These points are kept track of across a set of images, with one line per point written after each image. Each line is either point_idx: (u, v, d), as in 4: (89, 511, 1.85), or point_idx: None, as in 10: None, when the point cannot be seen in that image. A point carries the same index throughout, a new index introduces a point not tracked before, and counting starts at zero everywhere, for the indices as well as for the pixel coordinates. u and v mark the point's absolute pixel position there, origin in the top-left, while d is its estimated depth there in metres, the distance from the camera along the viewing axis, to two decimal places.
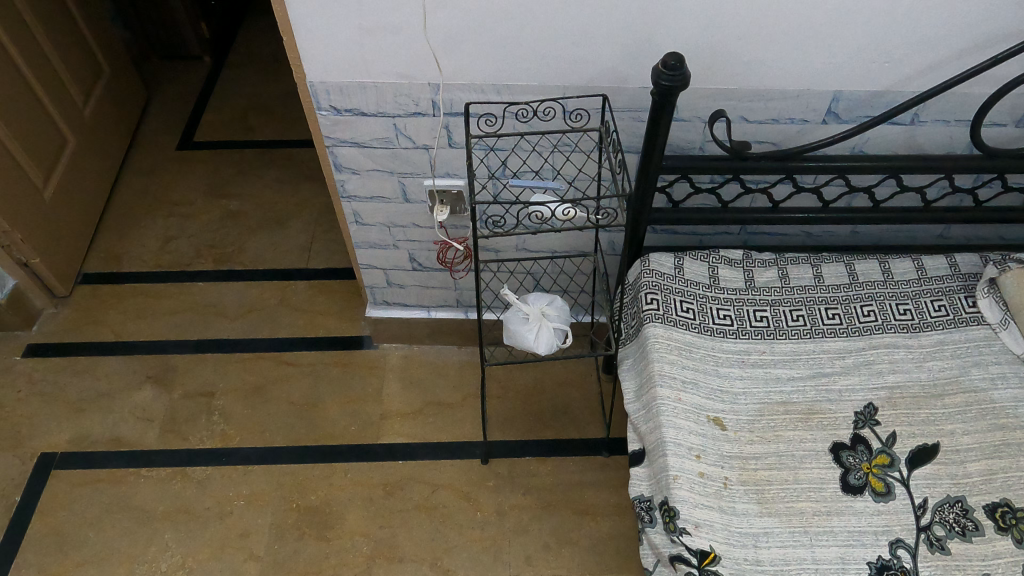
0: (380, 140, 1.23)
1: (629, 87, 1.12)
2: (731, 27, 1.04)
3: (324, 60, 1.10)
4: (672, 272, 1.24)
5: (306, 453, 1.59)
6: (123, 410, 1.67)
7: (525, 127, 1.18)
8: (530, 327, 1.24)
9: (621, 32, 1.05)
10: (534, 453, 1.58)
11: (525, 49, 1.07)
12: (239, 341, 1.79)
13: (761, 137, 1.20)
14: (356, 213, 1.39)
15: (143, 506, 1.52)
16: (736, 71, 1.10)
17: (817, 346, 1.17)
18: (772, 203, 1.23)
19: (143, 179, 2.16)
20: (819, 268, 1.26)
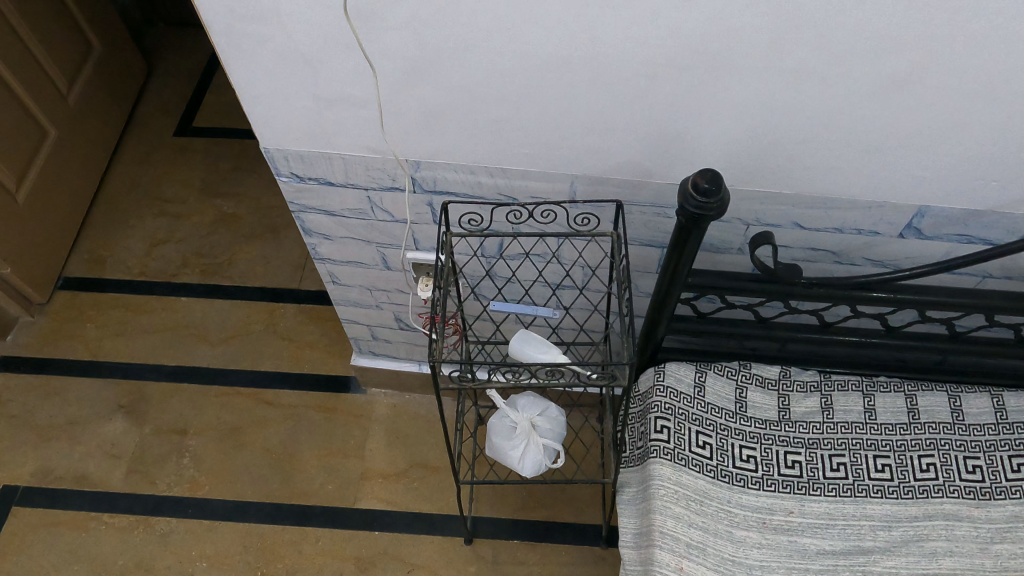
0: (353, 212, 1.03)
1: (654, 182, 0.89)
2: (791, 129, 0.79)
3: (278, 127, 0.89)
4: (691, 391, 1.03)
5: (277, 512, 1.47)
6: (92, 443, 1.57)
7: (517, 229, 0.99)
8: (515, 444, 1.06)
9: (648, 124, 0.81)
10: (523, 536, 1.43)
11: (523, 133, 0.84)
12: (219, 371, 1.66)
13: (816, 246, 0.96)
14: (332, 274, 1.20)
15: (102, 557, 1.42)
16: (793, 175, 0.86)
17: (857, 509, 0.96)
18: (822, 323, 1.00)
19: (136, 171, 2.00)
20: (873, 399, 1.03)
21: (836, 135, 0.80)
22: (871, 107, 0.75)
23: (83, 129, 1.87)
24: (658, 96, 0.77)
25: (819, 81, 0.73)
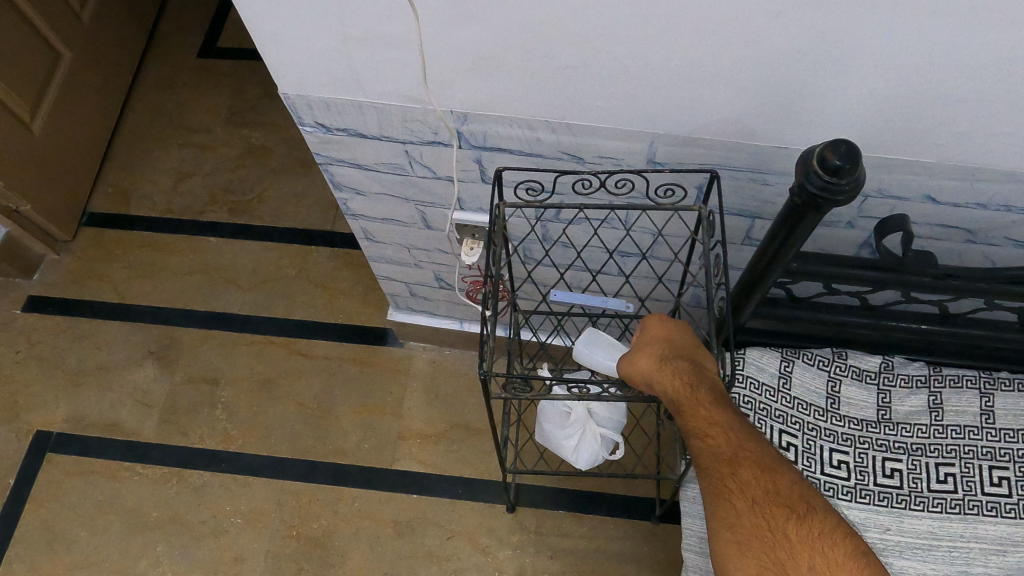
0: (389, 166, 0.88)
1: (756, 144, 0.72)
2: (951, 81, 0.61)
3: (298, 71, 0.74)
4: (775, 383, 0.89)
5: (312, 471, 1.41)
6: (123, 390, 1.51)
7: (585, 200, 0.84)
8: (569, 434, 0.97)
9: (759, 75, 0.64)
10: (569, 507, 1.34)
11: (596, 82, 0.68)
12: (251, 318, 1.57)
13: (946, 223, 0.78)
14: (366, 231, 1.07)
15: (137, 509, 1.39)
16: (939, 140, 0.68)
17: (965, 529, 0.83)
18: (942, 312, 0.84)
19: (158, 97, 1.87)
20: (992, 399, 0.88)
21: (1009, 91, 0.61)
22: None
23: (99, 50, 1.72)
24: (780, 37, 0.59)
25: (1005, 22, 0.55)
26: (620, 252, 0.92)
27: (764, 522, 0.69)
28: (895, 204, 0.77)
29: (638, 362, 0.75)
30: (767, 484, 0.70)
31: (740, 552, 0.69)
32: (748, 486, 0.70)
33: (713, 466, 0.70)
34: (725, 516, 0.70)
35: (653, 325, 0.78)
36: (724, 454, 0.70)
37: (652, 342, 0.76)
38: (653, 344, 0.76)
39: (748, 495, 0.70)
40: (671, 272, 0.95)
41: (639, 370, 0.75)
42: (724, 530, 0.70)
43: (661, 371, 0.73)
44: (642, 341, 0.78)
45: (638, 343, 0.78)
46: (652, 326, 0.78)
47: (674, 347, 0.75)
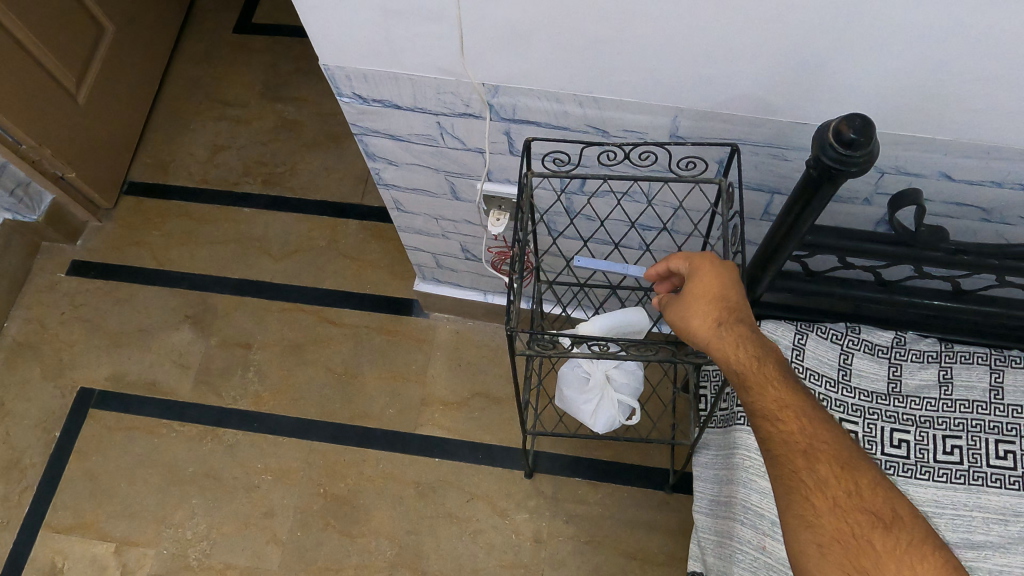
0: (421, 137, 0.92)
1: (775, 120, 0.75)
2: (965, 59, 0.63)
3: (339, 42, 0.78)
4: (788, 354, 0.92)
5: (339, 433, 1.47)
6: (161, 352, 1.58)
7: (609, 172, 0.88)
8: (588, 399, 1.00)
9: (779, 51, 0.66)
10: (585, 475, 1.39)
11: (622, 57, 0.71)
12: (282, 286, 1.63)
13: (961, 200, 0.80)
14: (396, 201, 1.11)
15: (174, 463, 1.46)
16: (955, 117, 0.70)
17: (970, 498, 0.86)
18: (955, 288, 0.86)
19: (195, 71, 1.92)
20: (1002, 375, 0.90)
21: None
22: None
23: (140, 23, 1.78)
24: (802, 14, 0.62)
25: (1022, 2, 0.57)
26: (641, 224, 0.96)
27: (842, 521, 0.67)
28: (911, 180, 0.79)
29: (693, 323, 0.69)
30: (847, 483, 0.68)
31: (819, 551, 0.66)
32: (827, 484, 0.68)
33: (791, 459, 0.68)
34: (803, 512, 0.68)
35: (707, 275, 0.69)
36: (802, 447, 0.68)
37: (707, 296, 0.69)
38: (707, 300, 0.69)
39: (829, 494, 0.67)
40: (691, 244, 0.98)
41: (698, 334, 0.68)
42: (803, 528, 0.67)
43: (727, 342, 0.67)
44: (692, 292, 0.69)
45: (691, 297, 0.69)
46: (704, 276, 0.69)
47: (738, 312, 0.68)
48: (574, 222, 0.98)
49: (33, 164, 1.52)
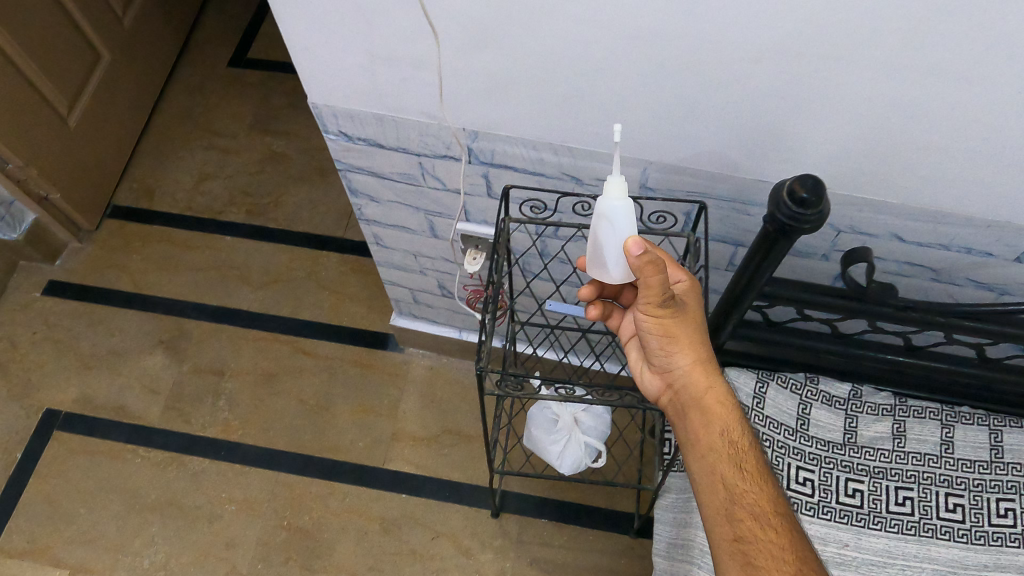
0: (402, 176, 0.95)
1: (737, 176, 0.79)
2: (911, 132, 0.68)
3: (328, 83, 0.81)
4: (749, 401, 0.95)
5: (306, 465, 1.46)
6: (132, 375, 1.58)
7: (585, 221, 0.92)
8: (556, 439, 1.03)
9: (739, 113, 0.71)
10: (551, 517, 1.39)
11: (595, 109, 0.75)
12: (259, 315, 1.64)
13: (911, 261, 0.85)
14: (376, 236, 1.14)
15: (136, 490, 1.44)
16: (903, 183, 0.74)
17: (920, 551, 0.89)
18: (908, 344, 0.90)
19: (188, 101, 1.96)
20: (952, 430, 0.94)
21: (965, 144, 0.68)
22: (1013, 118, 0.63)
23: (136, 52, 1.82)
24: (759, 85, 0.67)
25: (961, 81, 0.61)
26: None
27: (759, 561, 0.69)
28: (866, 240, 0.83)
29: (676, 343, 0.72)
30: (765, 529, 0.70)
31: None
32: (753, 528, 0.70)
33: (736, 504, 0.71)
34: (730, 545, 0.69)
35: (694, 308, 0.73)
36: (768, 516, 0.70)
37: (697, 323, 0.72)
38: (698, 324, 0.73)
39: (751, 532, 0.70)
40: None
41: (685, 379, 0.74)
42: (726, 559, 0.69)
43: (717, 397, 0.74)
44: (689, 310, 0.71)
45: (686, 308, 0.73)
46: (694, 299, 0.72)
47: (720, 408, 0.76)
48: (548, 266, 1.02)
49: (18, 182, 1.53)
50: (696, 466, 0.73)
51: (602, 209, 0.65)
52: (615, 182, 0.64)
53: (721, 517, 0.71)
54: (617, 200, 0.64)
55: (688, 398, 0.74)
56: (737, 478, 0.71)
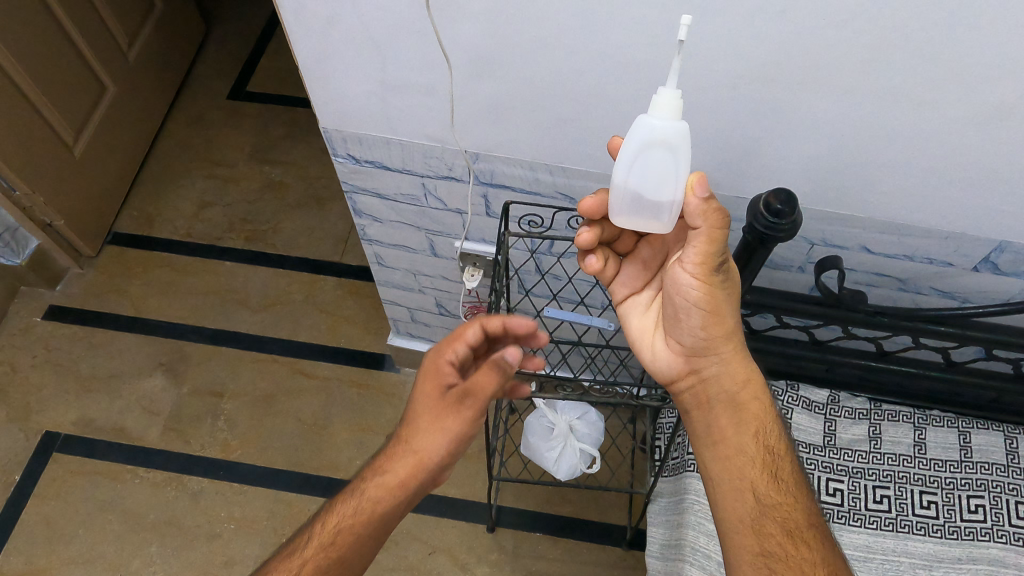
0: (406, 197, 1.02)
1: (718, 193, 0.86)
2: (873, 152, 0.75)
3: (340, 109, 0.88)
4: None
5: (305, 483, 1.49)
6: (131, 397, 1.60)
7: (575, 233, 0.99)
8: (552, 446, 1.08)
9: (720, 136, 0.78)
10: (545, 530, 1.42)
11: (587, 132, 0.81)
12: (257, 337, 1.68)
13: (879, 271, 0.92)
14: (378, 255, 1.19)
15: (135, 510, 1.46)
16: (869, 198, 0.81)
17: (898, 545, 0.94)
18: (880, 349, 0.97)
19: (188, 132, 2.02)
20: (924, 432, 1.00)
21: (922, 161, 0.75)
22: (963, 137, 0.70)
23: (140, 85, 1.89)
24: (736, 111, 0.74)
25: (914, 104, 0.68)
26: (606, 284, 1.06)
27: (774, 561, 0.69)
28: (837, 252, 0.90)
29: (720, 322, 0.69)
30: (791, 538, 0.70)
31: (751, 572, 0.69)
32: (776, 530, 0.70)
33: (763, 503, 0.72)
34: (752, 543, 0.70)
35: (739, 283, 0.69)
36: (800, 530, 0.70)
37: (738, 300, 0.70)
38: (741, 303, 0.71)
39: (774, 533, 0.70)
40: None
41: (720, 378, 0.73)
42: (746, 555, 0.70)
43: (754, 405, 0.75)
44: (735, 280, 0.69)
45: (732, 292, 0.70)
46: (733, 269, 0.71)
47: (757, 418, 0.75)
48: (542, 280, 1.08)
49: (24, 209, 1.57)
50: (722, 469, 0.74)
51: (659, 131, 0.57)
52: (670, 96, 0.56)
53: (745, 523, 0.71)
54: (674, 118, 0.57)
55: (720, 400, 0.74)
56: (768, 487, 0.72)
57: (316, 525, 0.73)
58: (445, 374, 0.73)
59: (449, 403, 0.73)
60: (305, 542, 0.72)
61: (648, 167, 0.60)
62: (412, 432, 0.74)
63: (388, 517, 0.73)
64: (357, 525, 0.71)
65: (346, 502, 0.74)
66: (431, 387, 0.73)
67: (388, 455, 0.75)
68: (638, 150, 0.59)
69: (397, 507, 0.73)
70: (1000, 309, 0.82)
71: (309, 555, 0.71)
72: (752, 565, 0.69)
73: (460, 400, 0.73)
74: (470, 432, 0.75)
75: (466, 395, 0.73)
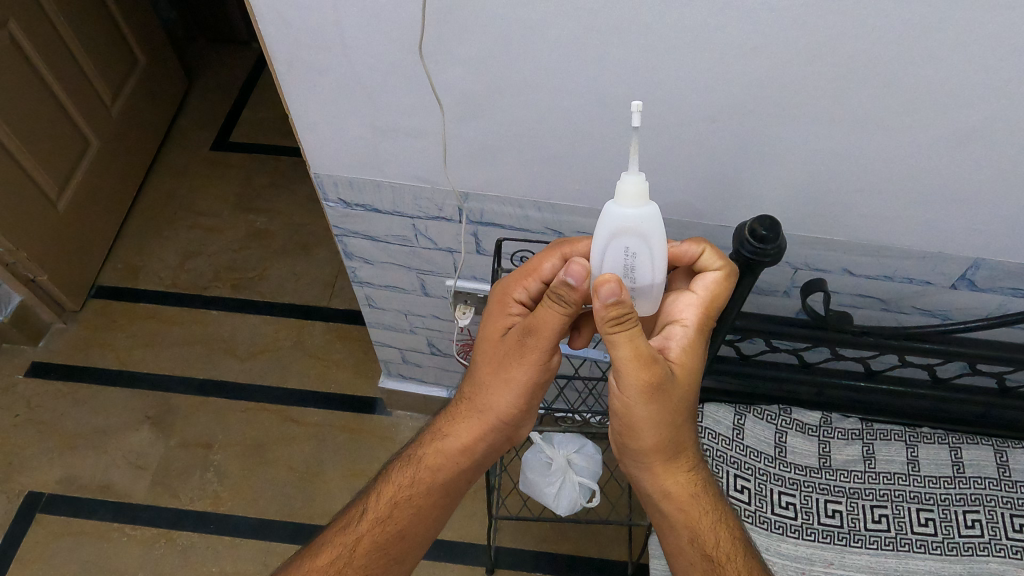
0: (398, 238, 1.03)
1: (704, 223, 0.89)
2: (849, 177, 0.78)
3: (330, 153, 0.90)
4: (729, 433, 1.02)
5: (298, 533, 1.46)
6: (118, 453, 1.57)
7: None
8: (551, 481, 1.07)
9: (704, 169, 0.81)
10: (545, 569, 1.41)
11: (573, 169, 0.84)
12: (246, 386, 1.66)
13: (862, 293, 0.95)
14: (369, 297, 1.20)
15: (123, 569, 1.42)
16: (849, 222, 0.84)
17: (899, 565, 0.94)
18: (868, 369, 0.99)
19: (172, 183, 2.03)
20: (916, 450, 1.01)
21: (896, 184, 0.78)
22: (934, 161, 0.74)
23: (123, 139, 1.90)
24: (719, 143, 0.77)
25: (885, 131, 0.72)
26: None
27: None
28: (821, 275, 0.93)
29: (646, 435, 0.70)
30: None
31: None
32: None
33: None
34: None
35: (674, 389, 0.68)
36: None
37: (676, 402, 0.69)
38: (681, 401, 0.69)
39: None
40: None
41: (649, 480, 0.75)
42: None
43: (694, 505, 0.75)
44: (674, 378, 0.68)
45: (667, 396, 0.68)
46: (682, 365, 0.69)
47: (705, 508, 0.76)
48: None
49: (8, 266, 1.56)
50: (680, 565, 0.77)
51: (627, 220, 0.63)
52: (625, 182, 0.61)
53: None
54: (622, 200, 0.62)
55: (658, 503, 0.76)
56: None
57: (373, 496, 0.81)
58: (512, 311, 0.74)
59: (509, 348, 0.72)
60: (363, 514, 0.80)
61: (619, 249, 0.66)
62: (475, 389, 0.77)
63: (449, 482, 0.79)
64: (414, 496, 0.79)
65: (404, 471, 0.80)
66: (497, 330, 0.75)
67: (450, 416, 0.80)
68: (607, 236, 0.65)
69: (456, 471, 0.79)
70: (980, 325, 0.84)
71: (365, 529, 0.79)
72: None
73: (520, 341, 0.70)
74: (531, 378, 0.72)
75: (527, 332, 0.69)
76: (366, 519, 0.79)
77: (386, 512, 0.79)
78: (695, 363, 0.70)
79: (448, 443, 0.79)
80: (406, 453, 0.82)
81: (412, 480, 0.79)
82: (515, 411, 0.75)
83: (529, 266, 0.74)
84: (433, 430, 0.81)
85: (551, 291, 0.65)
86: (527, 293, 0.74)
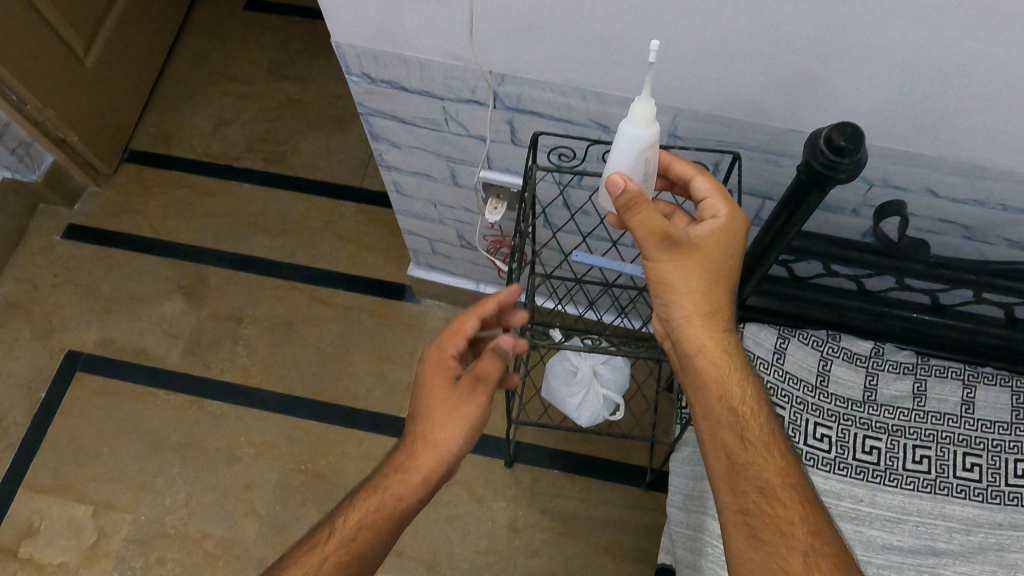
0: (426, 121, 0.94)
1: (771, 126, 0.77)
2: (956, 82, 0.65)
3: (352, 20, 0.79)
4: (770, 357, 0.95)
5: (324, 411, 1.48)
6: (152, 319, 1.59)
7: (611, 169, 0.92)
8: (574, 391, 1.05)
9: (779, 62, 0.68)
10: (563, 468, 1.41)
11: (625, 54, 0.72)
12: (277, 262, 1.65)
13: (943, 217, 0.83)
14: (397, 183, 1.12)
15: (158, 431, 1.47)
16: (944, 135, 0.72)
17: (934, 508, 0.89)
18: (935, 301, 0.90)
19: (204, 44, 1.93)
20: (974, 391, 0.93)
21: (1013, 94, 0.65)
22: None
23: None
24: (802, 31, 0.64)
25: (1015, 26, 0.58)
26: None
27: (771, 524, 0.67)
28: (899, 195, 0.81)
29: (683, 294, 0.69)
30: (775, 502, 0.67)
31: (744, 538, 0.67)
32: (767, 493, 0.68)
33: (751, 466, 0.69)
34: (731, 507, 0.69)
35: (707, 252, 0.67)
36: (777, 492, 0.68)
37: (706, 270, 0.68)
38: (713, 266, 0.68)
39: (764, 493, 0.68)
40: None
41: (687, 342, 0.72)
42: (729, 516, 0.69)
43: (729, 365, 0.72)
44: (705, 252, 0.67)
45: (701, 259, 0.68)
46: (714, 239, 0.67)
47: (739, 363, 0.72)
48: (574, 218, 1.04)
49: (37, 124, 1.52)
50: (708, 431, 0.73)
51: (647, 141, 0.65)
52: (643, 107, 0.63)
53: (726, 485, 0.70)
54: (640, 125, 0.64)
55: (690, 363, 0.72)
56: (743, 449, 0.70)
57: (336, 519, 0.71)
58: (448, 367, 0.78)
59: (459, 393, 0.76)
60: (329, 536, 0.70)
61: (642, 168, 0.68)
62: (428, 425, 0.75)
63: (409, 513, 0.73)
64: (380, 522, 0.71)
65: (367, 500, 0.72)
66: (439, 386, 0.77)
67: (451, 383, 0.77)
68: (629, 162, 0.67)
69: (421, 498, 0.73)
70: None
71: (331, 549, 0.69)
72: (733, 522, 0.69)
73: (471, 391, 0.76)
74: (481, 413, 0.76)
75: (476, 382, 0.76)
76: (331, 540, 0.69)
77: (352, 533, 0.70)
78: (734, 243, 0.68)
79: (410, 474, 0.73)
80: (365, 484, 0.74)
81: (379, 505, 0.72)
82: (462, 445, 0.76)
83: (454, 328, 0.78)
84: (391, 463, 0.75)
85: (491, 351, 0.77)
86: (455, 354, 0.78)
